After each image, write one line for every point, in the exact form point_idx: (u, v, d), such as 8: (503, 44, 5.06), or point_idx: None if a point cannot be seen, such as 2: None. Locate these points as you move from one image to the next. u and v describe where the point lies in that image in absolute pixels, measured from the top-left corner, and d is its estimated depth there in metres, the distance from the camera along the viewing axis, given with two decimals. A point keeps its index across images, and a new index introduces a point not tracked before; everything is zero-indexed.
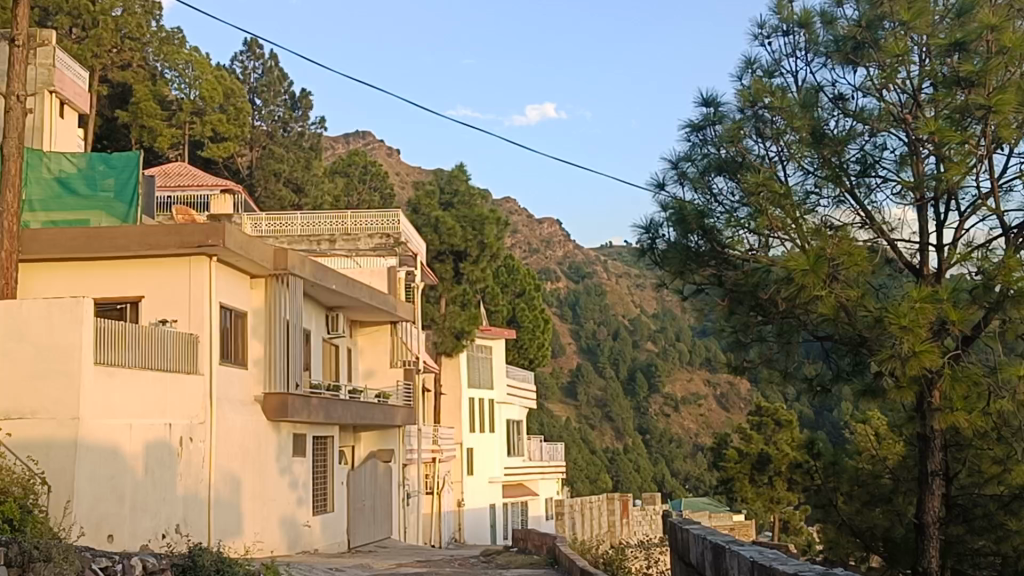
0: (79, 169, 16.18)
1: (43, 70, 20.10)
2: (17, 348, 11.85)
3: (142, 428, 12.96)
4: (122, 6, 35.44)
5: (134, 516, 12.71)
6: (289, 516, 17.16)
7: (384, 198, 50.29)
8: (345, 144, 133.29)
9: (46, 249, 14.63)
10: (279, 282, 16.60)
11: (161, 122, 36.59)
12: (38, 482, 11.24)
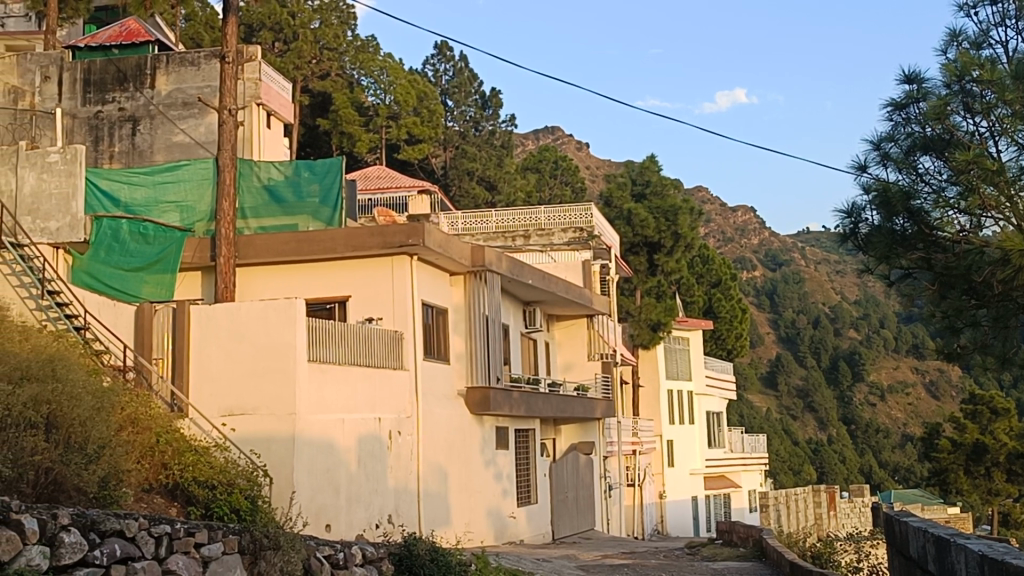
0: (286, 177, 16.93)
1: (251, 84, 21.18)
2: (239, 348, 12.67)
3: (355, 423, 13.48)
4: (320, 19, 37.42)
5: (350, 508, 13.16)
6: (495, 507, 17.50)
7: (576, 191, 50.61)
8: (535, 140, 134.86)
9: (259, 254, 15.41)
10: (477, 278, 16.97)
11: (359, 128, 37.95)
12: (261, 473, 11.90)
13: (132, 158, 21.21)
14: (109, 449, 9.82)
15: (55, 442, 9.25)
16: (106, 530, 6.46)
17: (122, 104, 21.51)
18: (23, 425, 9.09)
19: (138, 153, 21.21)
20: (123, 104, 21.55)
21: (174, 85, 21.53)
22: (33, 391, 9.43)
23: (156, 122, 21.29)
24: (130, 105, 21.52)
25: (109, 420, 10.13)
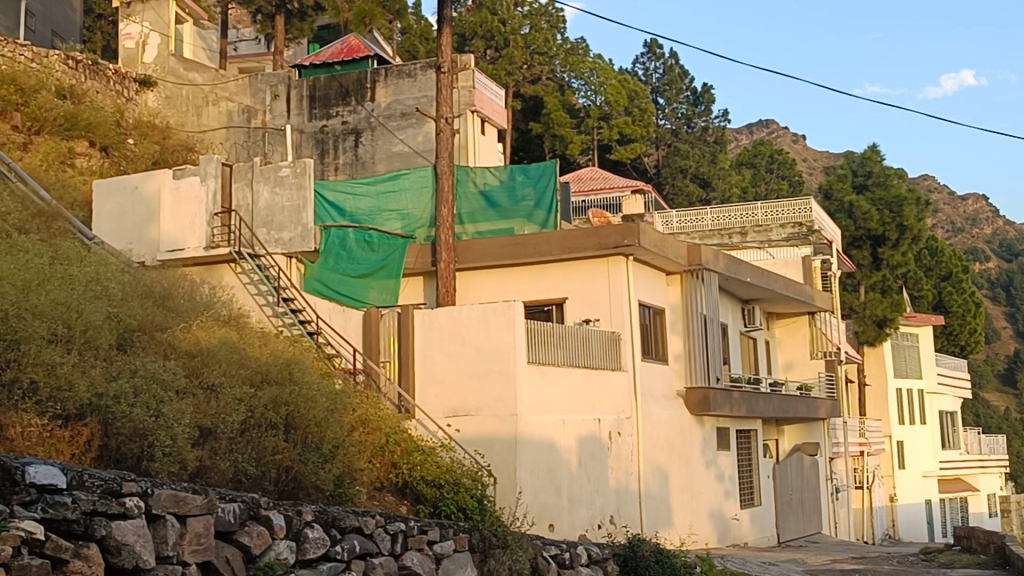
0: (501, 182, 17.23)
1: (465, 92, 21.70)
2: (462, 350, 13.00)
3: (575, 423, 13.58)
4: (530, 24, 37.91)
5: (573, 508, 13.26)
6: (717, 508, 17.27)
7: (793, 185, 49.36)
8: (748, 134, 132.34)
9: (477, 258, 15.69)
10: (694, 277, 16.81)
11: (571, 131, 38.32)
12: (485, 473, 12.13)
13: (355, 169, 22.06)
14: (343, 448, 10.24)
15: (293, 442, 9.73)
16: (346, 526, 6.75)
17: (346, 118, 22.44)
18: (264, 426, 9.61)
19: (361, 164, 22.04)
20: (346, 117, 22.47)
21: (393, 97, 22.26)
22: (273, 394, 9.95)
23: (377, 134, 22.08)
24: (352, 118, 22.41)
25: (342, 421, 10.58)
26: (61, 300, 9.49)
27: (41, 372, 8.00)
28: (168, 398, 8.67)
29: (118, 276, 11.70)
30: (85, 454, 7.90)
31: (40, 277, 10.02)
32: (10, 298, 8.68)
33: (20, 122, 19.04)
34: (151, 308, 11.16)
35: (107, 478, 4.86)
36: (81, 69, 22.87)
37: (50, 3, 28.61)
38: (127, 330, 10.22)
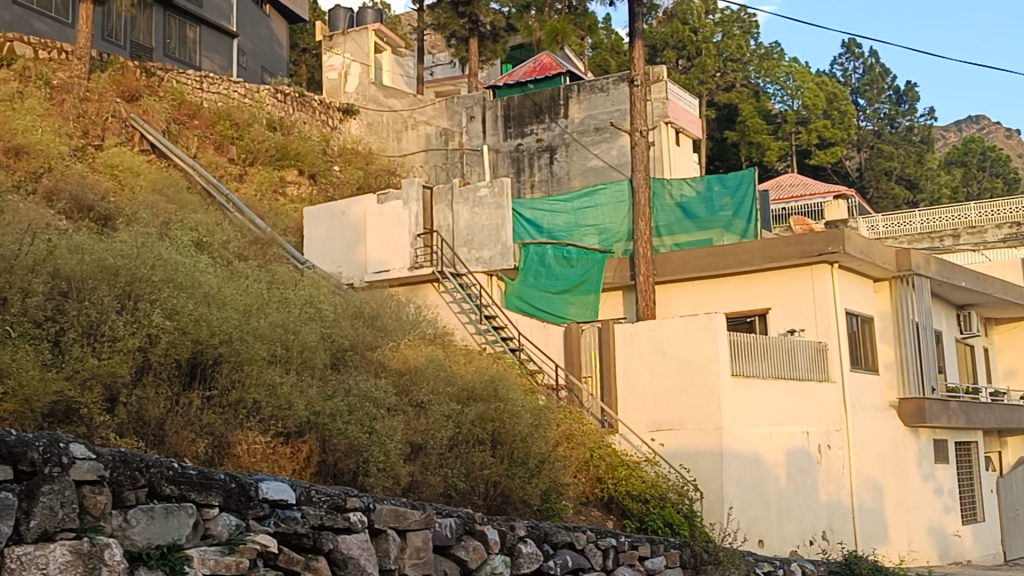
0: (698, 193, 17.08)
1: (659, 104, 21.64)
2: (664, 364, 12.92)
3: (782, 437, 13.27)
4: (722, 31, 37.50)
5: (782, 523, 12.95)
6: (937, 524, 16.52)
7: (1008, 183, 46.90)
8: (955, 131, 126.60)
9: (676, 270, 15.62)
10: (903, 283, 16.19)
11: (768, 137, 37.56)
12: (691, 487, 12.00)
13: (551, 186, 22.32)
14: (548, 463, 10.35)
15: (500, 457, 9.90)
16: (558, 542, 6.81)
17: (540, 135, 22.74)
18: (472, 441, 9.83)
19: (556, 180, 22.28)
20: (541, 135, 22.78)
21: (586, 112, 22.34)
22: (479, 410, 10.17)
23: (572, 150, 22.25)
24: (547, 135, 22.68)
25: (547, 436, 10.70)
26: (279, 322, 10.00)
27: (262, 392, 8.39)
28: (380, 416, 8.98)
29: (330, 298, 12.21)
30: (305, 469, 8.24)
31: (260, 302, 10.60)
32: (234, 321, 9.20)
33: (236, 155, 20.14)
34: (361, 328, 11.60)
35: (332, 494, 5.07)
36: (289, 101, 24.04)
37: (260, 41, 30.21)
38: (340, 350, 10.64)
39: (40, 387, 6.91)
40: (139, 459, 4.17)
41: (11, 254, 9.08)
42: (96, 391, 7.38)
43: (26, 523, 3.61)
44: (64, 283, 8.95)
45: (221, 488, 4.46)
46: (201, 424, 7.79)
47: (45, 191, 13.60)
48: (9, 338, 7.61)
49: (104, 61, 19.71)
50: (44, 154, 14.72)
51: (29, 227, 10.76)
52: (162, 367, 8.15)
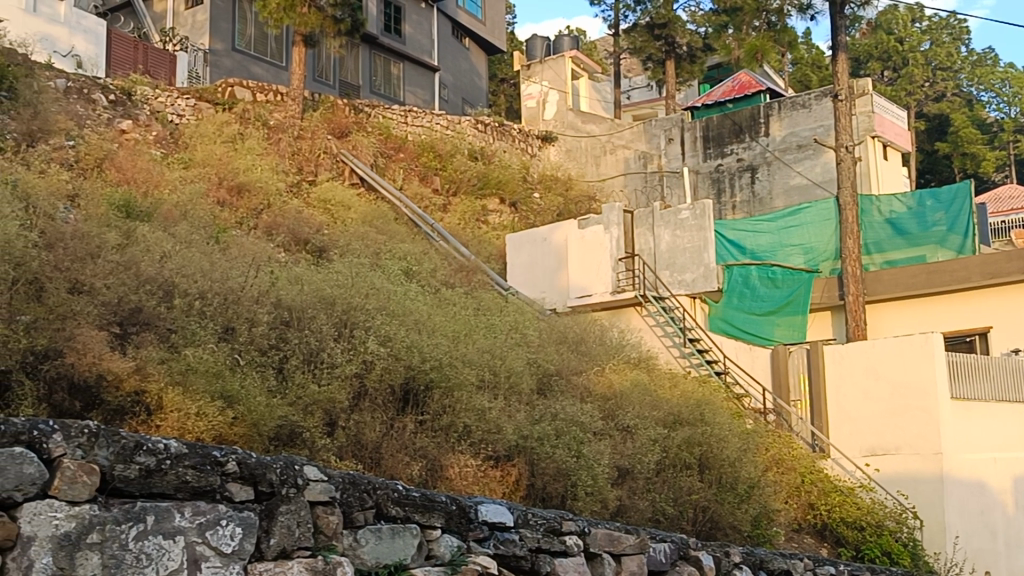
0: (909, 209, 16.45)
1: (865, 118, 21.03)
2: (878, 386, 12.46)
3: (1008, 463, 12.57)
4: (930, 39, 36.55)
5: (1010, 554, 12.24)
6: None
7: None
8: None
9: (888, 289, 15.22)
10: None
11: (984, 147, 35.69)
12: (910, 515, 11.52)
13: (754, 207, 22.00)
14: (759, 488, 10.14)
15: (708, 482, 9.78)
16: (773, 569, 6.68)
17: (741, 155, 22.46)
18: (679, 466, 9.75)
19: (758, 200, 21.96)
20: (741, 154, 22.50)
21: (788, 130, 21.88)
22: (686, 434, 10.11)
23: (774, 168, 21.85)
24: (747, 155, 22.39)
25: (756, 460, 10.53)
26: (486, 348, 10.25)
27: (472, 416, 8.57)
28: (587, 440, 9.04)
29: (535, 323, 12.41)
30: (515, 491, 8.35)
31: (468, 328, 10.89)
32: (443, 347, 9.51)
33: (439, 185, 20.70)
34: (566, 353, 11.70)
35: (548, 517, 5.16)
36: (489, 131, 24.59)
37: (461, 74, 31.05)
38: (547, 374, 10.76)
39: (266, 412, 7.29)
40: (367, 480, 4.34)
41: (238, 286, 9.63)
42: (317, 415, 7.74)
43: (267, 541, 3.82)
44: (286, 311, 9.43)
45: (443, 510, 4.59)
46: (414, 447, 8.01)
47: (265, 226, 14.35)
48: (238, 365, 8.05)
49: (315, 100, 20.70)
50: (264, 190, 15.54)
51: (253, 261, 11.37)
52: (378, 393, 8.47)
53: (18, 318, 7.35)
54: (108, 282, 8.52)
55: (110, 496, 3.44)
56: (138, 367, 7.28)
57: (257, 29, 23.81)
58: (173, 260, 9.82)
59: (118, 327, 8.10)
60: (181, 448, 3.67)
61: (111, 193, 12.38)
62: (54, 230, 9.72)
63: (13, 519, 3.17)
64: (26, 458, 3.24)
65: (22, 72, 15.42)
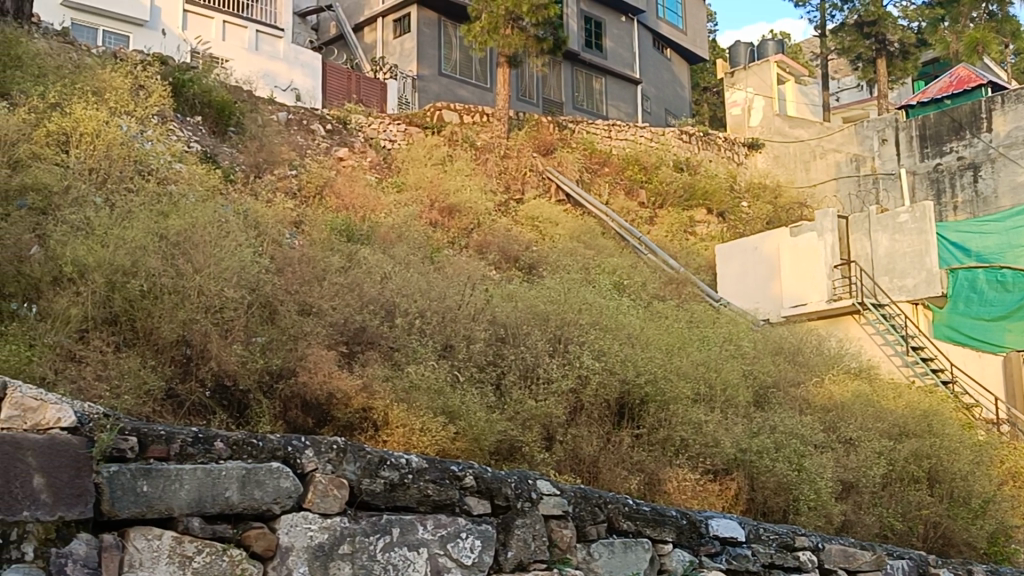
0: None
1: None
2: None
3: None
4: None
5: None
6: None
7: None
8: None
9: None
10: None
11: None
12: None
13: (977, 206, 20.93)
14: (995, 504, 9.63)
15: (939, 497, 9.37)
16: None
17: (961, 153, 21.42)
18: (907, 480, 9.39)
19: (982, 200, 20.87)
20: (962, 152, 21.46)
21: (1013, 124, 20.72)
22: (913, 446, 9.74)
23: (998, 165, 20.74)
24: (968, 153, 21.32)
25: (990, 474, 10.05)
26: (701, 361, 10.16)
27: (689, 429, 8.48)
28: (809, 453, 8.79)
29: (749, 335, 12.23)
30: (735, 506, 8.18)
31: (682, 341, 10.84)
32: (658, 360, 9.49)
33: (645, 199, 20.63)
34: (783, 365, 11.44)
35: (780, 532, 5.32)
36: (694, 141, 24.41)
37: (663, 85, 30.95)
38: (763, 385, 10.56)
39: (486, 427, 7.44)
40: (598, 496, 4.61)
41: (455, 304, 9.90)
42: (535, 430, 7.85)
43: (505, 553, 4.11)
44: (502, 328, 9.62)
45: (674, 525, 4.84)
46: (632, 461, 8.00)
47: (477, 245, 14.69)
48: (458, 382, 8.24)
49: (520, 119, 21.09)
50: (474, 211, 15.88)
51: (469, 279, 11.66)
52: (594, 407, 8.52)
53: (255, 338, 7.80)
54: (335, 304, 8.89)
55: (358, 509, 3.75)
56: (365, 385, 7.51)
57: (462, 53, 24.44)
58: (393, 280, 10.17)
59: (345, 345, 8.46)
60: (421, 462, 3.98)
61: (332, 218, 12.96)
62: (283, 255, 10.24)
63: (273, 530, 3.50)
64: (282, 471, 3.56)
65: (246, 107, 16.40)
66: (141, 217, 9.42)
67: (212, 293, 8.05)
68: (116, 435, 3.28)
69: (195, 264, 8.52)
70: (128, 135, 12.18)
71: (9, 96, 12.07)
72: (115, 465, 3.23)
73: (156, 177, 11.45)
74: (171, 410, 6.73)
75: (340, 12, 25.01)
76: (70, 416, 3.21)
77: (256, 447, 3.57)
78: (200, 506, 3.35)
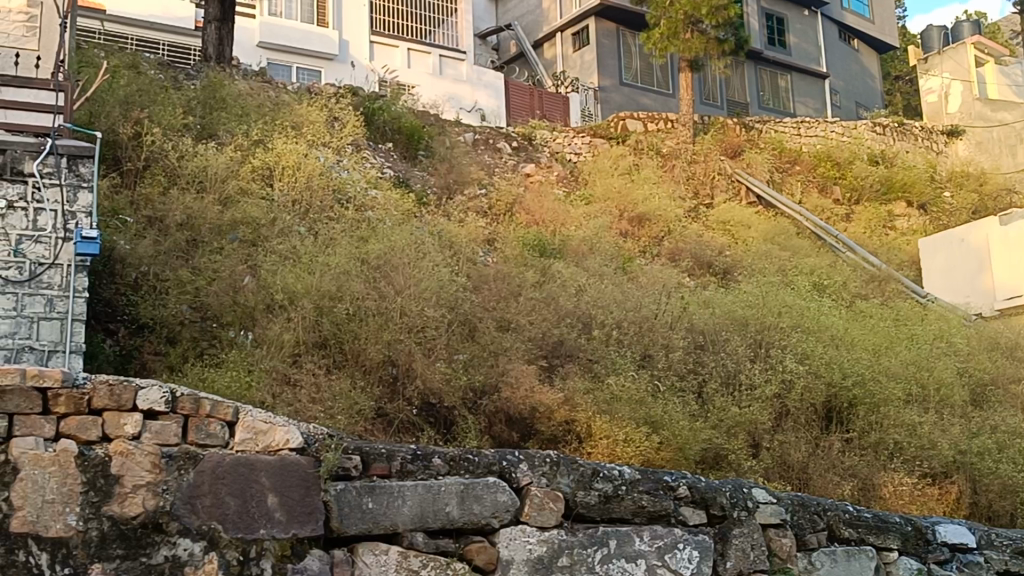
0: None
1: None
2: None
3: None
4: None
5: None
6: None
7: None
8: None
9: None
10: None
11: None
12: None
13: None
14: None
15: None
16: None
17: None
18: None
19: None
20: None
21: None
22: None
23: None
24: None
25: None
26: (911, 360, 9.76)
27: (903, 432, 8.15)
28: None
29: (961, 331, 11.67)
30: (957, 510, 7.75)
31: (889, 340, 10.42)
32: (865, 361, 9.18)
33: (841, 195, 19.99)
34: (1001, 361, 10.84)
35: (1016, 539, 5.04)
36: (889, 132, 23.54)
37: (852, 77, 29.95)
38: (980, 383, 10.05)
39: (690, 436, 7.35)
40: (817, 503, 4.57)
41: (652, 313, 9.85)
42: (741, 437, 7.71)
43: (723, 563, 4.19)
44: (701, 335, 9.52)
45: (898, 531, 4.70)
46: (844, 466, 7.72)
47: (669, 253, 14.62)
48: (659, 392, 8.17)
49: (705, 124, 20.85)
50: (664, 218, 15.76)
51: (663, 288, 11.58)
52: (800, 412, 8.33)
53: (456, 356, 7.96)
54: (532, 319, 8.99)
55: (575, 521, 3.94)
56: (566, 399, 7.56)
57: (643, 61, 24.35)
58: (588, 292, 10.21)
59: (545, 359, 8.54)
60: (634, 474, 4.12)
61: (524, 234, 13.10)
62: (479, 274, 10.42)
63: (493, 544, 3.74)
64: (498, 486, 3.80)
65: (434, 131, 16.84)
66: (343, 244, 9.78)
67: (414, 313, 8.26)
68: (341, 454, 3.60)
69: (397, 286, 8.78)
70: (326, 165, 12.68)
71: (216, 136, 12.75)
72: (341, 483, 3.57)
73: (354, 205, 11.86)
74: (381, 429, 6.95)
75: (519, 30, 25.34)
76: (297, 437, 3.54)
77: (472, 462, 3.81)
78: (423, 521, 3.64)
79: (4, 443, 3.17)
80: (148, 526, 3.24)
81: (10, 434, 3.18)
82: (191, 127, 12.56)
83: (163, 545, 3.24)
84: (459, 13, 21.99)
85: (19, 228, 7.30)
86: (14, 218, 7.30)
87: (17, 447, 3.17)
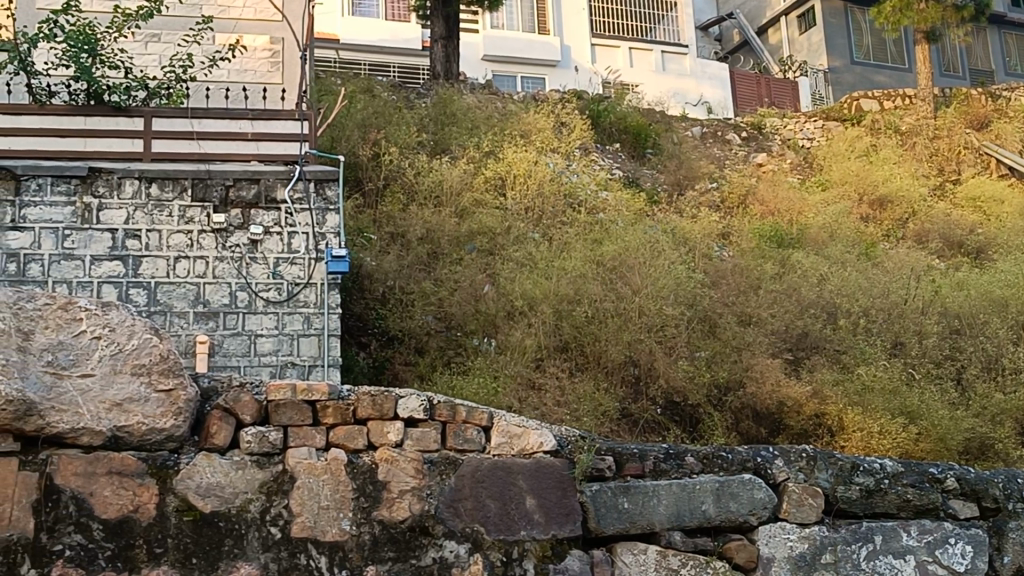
0: None
1: None
2: None
3: None
4: None
5: None
6: None
7: None
8: None
9: None
10: None
11: None
12: None
13: None
14: None
15: None
16: None
17: None
18: None
19: None
20: None
21: None
22: None
23: None
24: None
25: None
26: None
27: None
28: None
29: None
30: None
31: None
32: None
33: None
34: None
35: None
36: None
37: None
38: None
39: (952, 425, 6.96)
40: None
41: (902, 299, 9.41)
42: (1009, 425, 7.27)
43: (1000, 558, 3.98)
44: (956, 320, 9.04)
45: None
46: None
47: (914, 235, 13.96)
48: (914, 380, 7.82)
49: (946, 96, 19.80)
50: (908, 199, 15.07)
51: (912, 272, 11.06)
52: None
53: (698, 353, 7.89)
54: (775, 311, 8.75)
55: (836, 517, 3.84)
56: (815, 391, 7.34)
57: (875, 37, 23.34)
58: (831, 281, 9.87)
59: (790, 353, 8.35)
60: (896, 467, 3.97)
61: (760, 225, 12.83)
62: (715, 269, 10.26)
63: (753, 541, 3.71)
64: (754, 483, 3.75)
65: (661, 127, 16.73)
66: (578, 248, 9.86)
67: (653, 313, 8.22)
68: (594, 456, 3.66)
69: (634, 285, 8.78)
70: (556, 171, 12.84)
71: (449, 150, 13.14)
72: (596, 484, 3.63)
73: (585, 208, 11.95)
74: (627, 429, 6.99)
75: (741, 18, 24.82)
76: (551, 440, 3.61)
77: (725, 459, 3.78)
78: (680, 520, 3.65)
79: (281, 454, 3.39)
80: (416, 530, 3.41)
81: (285, 445, 3.40)
82: (425, 143, 12.99)
83: (431, 548, 3.40)
84: (679, 8, 21.75)
85: (275, 252, 7.76)
86: (271, 242, 7.76)
87: (293, 456, 3.38)
